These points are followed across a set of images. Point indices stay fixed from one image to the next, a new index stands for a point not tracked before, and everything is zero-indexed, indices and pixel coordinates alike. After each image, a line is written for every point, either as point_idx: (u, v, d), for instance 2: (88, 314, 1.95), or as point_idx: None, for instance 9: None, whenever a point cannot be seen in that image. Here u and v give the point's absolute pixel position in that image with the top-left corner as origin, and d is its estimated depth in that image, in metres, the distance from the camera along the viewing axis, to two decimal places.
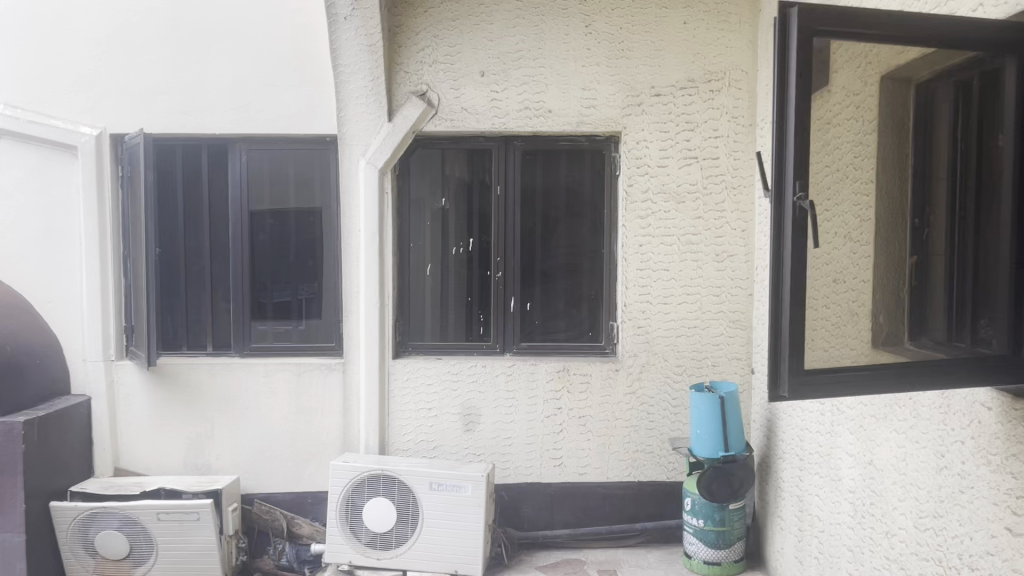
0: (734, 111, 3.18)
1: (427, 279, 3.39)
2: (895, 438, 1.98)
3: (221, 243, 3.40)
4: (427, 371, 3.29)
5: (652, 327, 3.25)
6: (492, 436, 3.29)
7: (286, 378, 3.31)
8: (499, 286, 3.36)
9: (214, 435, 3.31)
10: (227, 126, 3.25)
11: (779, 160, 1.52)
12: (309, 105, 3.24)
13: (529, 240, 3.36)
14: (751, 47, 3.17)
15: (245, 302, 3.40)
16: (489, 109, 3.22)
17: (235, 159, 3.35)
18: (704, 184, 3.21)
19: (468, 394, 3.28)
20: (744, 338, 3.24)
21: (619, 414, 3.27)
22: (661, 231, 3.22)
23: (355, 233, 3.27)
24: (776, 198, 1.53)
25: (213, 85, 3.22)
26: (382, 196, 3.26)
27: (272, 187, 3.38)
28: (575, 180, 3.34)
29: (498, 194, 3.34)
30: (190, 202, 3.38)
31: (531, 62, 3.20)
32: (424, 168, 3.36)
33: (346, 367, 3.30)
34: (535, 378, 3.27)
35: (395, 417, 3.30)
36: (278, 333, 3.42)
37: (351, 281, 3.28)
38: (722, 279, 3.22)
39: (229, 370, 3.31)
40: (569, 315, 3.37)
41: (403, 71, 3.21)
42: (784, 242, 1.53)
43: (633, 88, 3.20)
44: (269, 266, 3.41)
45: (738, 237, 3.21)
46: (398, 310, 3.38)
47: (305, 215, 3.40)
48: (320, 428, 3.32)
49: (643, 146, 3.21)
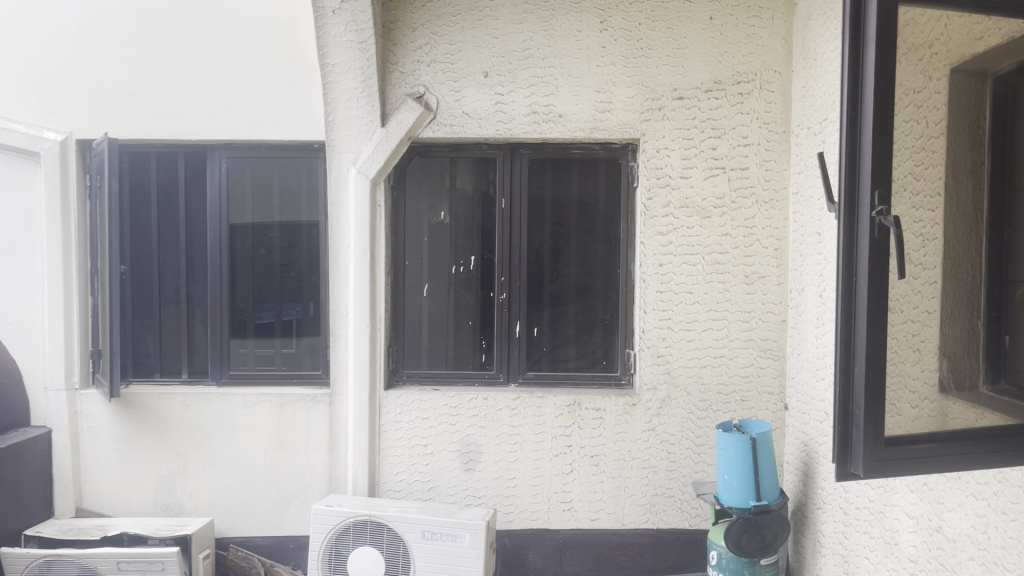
0: (766, 116, 2.86)
1: (424, 300, 3.07)
2: (972, 504, 1.64)
3: (198, 259, 3.10)
4: (422, 404, 2.96)
5: (673, 356, 2.91)
6: (494, 476, 2.96)
7: (267, 410, 3.00)
8: (503, 309, 3.03)
9: (187, 472, 3.00)
10: (203, 131, 2.96)
11: (853, 174, 1.39)
12: (295, 109, 2.95)
13: (536, 257, 3.03)
14: (785, 46, 2.85)
15: (223, 323, 3.09)
16: (493, 114, 2.90)
17: (214, 166, 3.06)
18: (732, 198, 2.87)
19: (467, 430, 2.96)
20: (776, 371, 2.89)
21: (636, 453, 2.93)
22: (684, 250, 2.89)
23: (344, 249, 2.96)
24: (850, 216, 1.39)
25: (189, 85, 2.94)
26: (374, 210, 2.94)
27: (253, 198, 3.08)
28: (588, 193, 3.02)
29: (503, 207, 3.02)
30: (165, 214, 3.09)
31: (540, 61, 2.88)
32: (422, 179, 3.05)
33: (332, 399, 2.98)
34: (542, 413, 2.94)
35: (386, 454, 2.98)
36: (259, 359, 3.11)
37: (338, 304, 2.97)
38: (752, 304, 2.88)
39: (206, 401, 3.00)
40: (581, 342, 3.04)
41: (398, 71, 2.90)
42: (858, 266, 1.39)
43: (653, 90, 2.87)
44: (250, 285, 3.11)
45: (770, 257, 2.87)
46: (391, 335, 3.06)
47: (291, 228, 3.10)
48: (305, 463, 3.01)
49: (664, 155, 2.88)
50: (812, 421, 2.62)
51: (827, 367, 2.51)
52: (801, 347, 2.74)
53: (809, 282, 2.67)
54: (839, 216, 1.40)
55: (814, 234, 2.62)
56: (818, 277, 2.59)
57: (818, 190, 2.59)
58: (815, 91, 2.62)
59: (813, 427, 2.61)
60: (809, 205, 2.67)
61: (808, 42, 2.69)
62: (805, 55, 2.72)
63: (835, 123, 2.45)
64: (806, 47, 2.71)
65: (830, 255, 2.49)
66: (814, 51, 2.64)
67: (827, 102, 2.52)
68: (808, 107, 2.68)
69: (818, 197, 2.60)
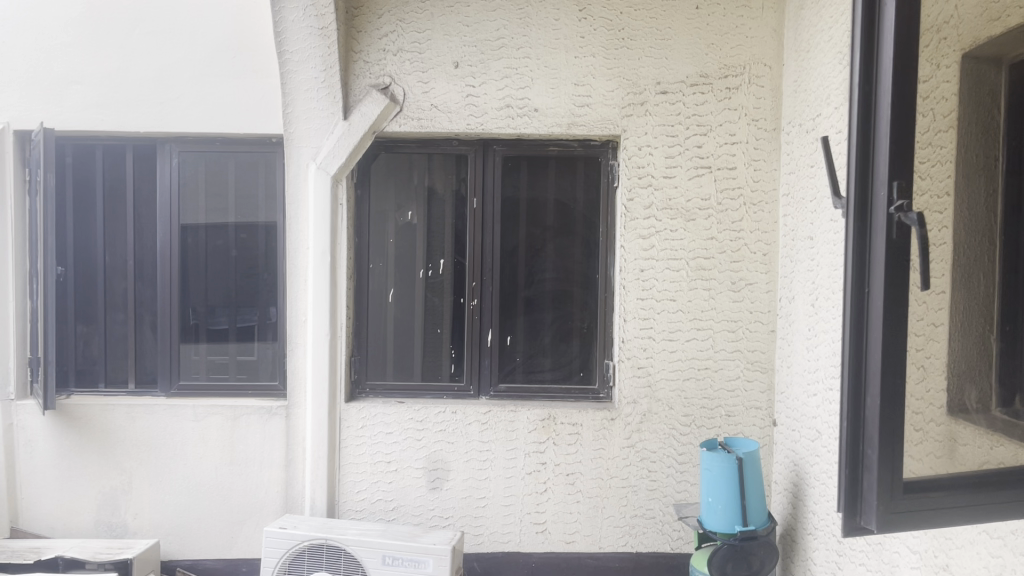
0: (755, 113, 2.68)
1: (389, 307, 2.87)
2: (986, 544, 1.45)
3: (148, 261, 2.89)
4: (385, 418, 2.76)
5: (655, 368, 2.72)
6: (462, 496, 2.76)
7: (219, 423, 2.80)
8: (474, 316, 2.84)
9: (132, 489, 2.79)
10: (151, 122, 2.76)
11: (866, 168, 1.21)
12: (250, 99, 2.75)
13: (511, 260, 2.84)
14: (776, 37, 2.67)
15: (172, 329, 2.88)
16: (464, 107, 2.71)
17: (165, 160, 2.85)
18: (717, 200, 2.69)
19: (434, 446, 2.76)
20: (764, 385, 2.71)
21: (614, 471, 2.74)
22: (667, 254, 2.70)
23: (303, 251, 2.76)
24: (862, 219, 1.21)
25: (136, 73, 2.73)
26: (335, 209, 2.74)
27: (207, 197, 2.88)
28: (566, 193, 2.83)
29: (474, 207, 2.83)
30: (112, 212, 2.88)
31: (514, 51, 2.70)
32: (387, 177, 2.85)
33: (289, 412, 2.78)
34: (514, 428, 2.75)
35: (347, 472, 2.77)
36: (212, 367, 2.90)
37: (296, 310, 2.76)
38: (738, 313, 2.70)
39: (152, 413, 2.79)
40: (557, 352, 2.85)
41: (362, 61, 2.70)
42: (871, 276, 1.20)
43: (635, 84, 2.69)
44: (204, 289, 2.90)
45: (759, 263, 2.69)
46: (353, 344, 2.86)
47: (247, 228, 2.89)
48: (259, 481, 2.80)
49: (646, 153, 2.70)
50: (803, 439, 2.44)
51: (819, 382, 2.33)
52: (791, 359, 2.56)
53: (799, 290, 2.49)
54: (848, 219, 1.22)
55: (805, 238, 2.44)
56: (809, 284, 2.40)
57: (810, 191, 2.41)
58: (808, 85, 2.44)
59: (803, 445, 2.43)
60: (800, 208, 2.49)
61: (801, 33, 2.51)
62: (797, 46, 2.54)
63: (829, 119, 2.27)
64: (798, 38, 2.53)
65: (822, 261, 2.31)
66: (806, 42, 2.46)
67: (821, 96, 2.34)
68: (800, 102, 2.50)
69: (809, 199, 2.42)
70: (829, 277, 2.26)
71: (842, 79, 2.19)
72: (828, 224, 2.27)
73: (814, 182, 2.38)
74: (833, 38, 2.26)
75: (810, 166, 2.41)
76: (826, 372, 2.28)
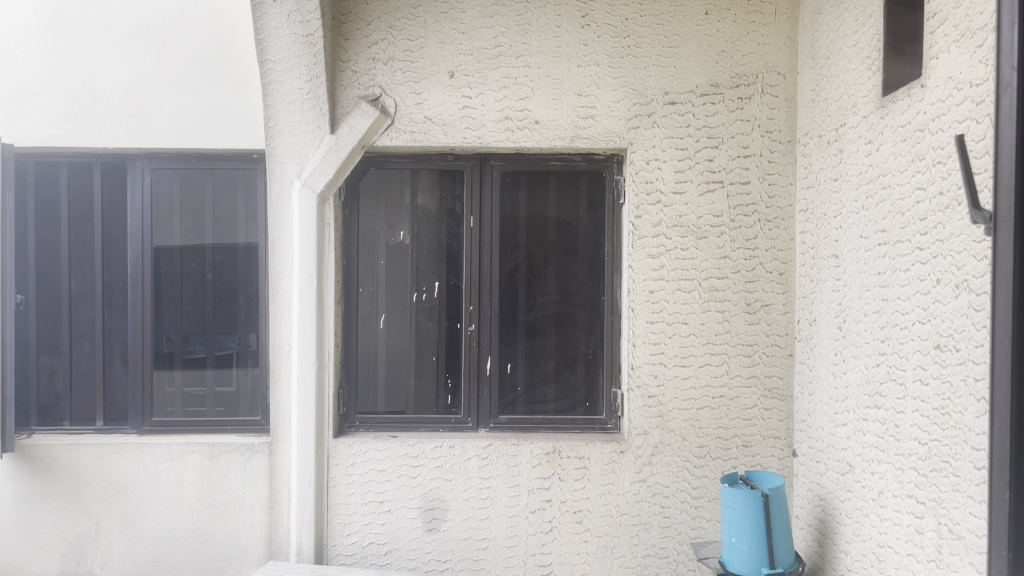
0: (769, 124, 2.53)
1: (380, 334, 2.67)
2: None
3: (118, 288, 2.68)
4: (377, 454, 2.56)
5: (666, 396, 2.55)
6: (461, 537, 2.56)
7: (196, 463, 2.58)
8: (472, 343, 2.65)
9: (99, 536, 2.56)
10: (122, 137, 2.55)
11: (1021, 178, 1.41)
12: (229, 112, 2.55)
13: (511, 282, 2.66)
14: (790, 44, 2.53)
15: (144, 361, 2.66)
16: (460, 120, 2.53)
17: (136, 178, 2.65)
18: (731, 216, 2.53)
19: (430, 483, 2.56)
20: (783, 413, 2.54)
21: (624, 508, 2.55)
22: (678, 275, 2.54)
23: (287, 274, 2.55)
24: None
25: (105, 84, 2.52)
26: (322, 229, 2.55)
27: (182, 217, 2.67)
28: (568, 210, 2.66)
29: (471, 226, 2.65)
30: (79, 234, 2.66)
31: (513, 60, 2.53)
32: (377, 195, 2.67)
33: (272, 449, 2.57)
34: (516, 463, 2.56)
35: (336, 513, 2.57)
36: (187, 400, 2.68)
37: (280, 339, 2.55)
38: (754, 336, 2.54)
39: (122, 452, 2.56)
40: (561, 380, 2.67)
41: (351, 70, 2.52)
42: None
43: (641, 94, 2.53)
44: (179, 315, 2.69)
45: (775, 282, 2.53)
46: (342, 375, 2.65)
47: (225, 251, 2.69)
48: (240, 525, 2.58)
49: (654, 167, 2.53)
50: (829, 472, 2.27)
51: (849, 412, 2.15)
52: (814, 386, 2.39)
53: (823, 312, 2.33)
54: (1009, 219, 1.43)
55: (828, 256, 2.29)
56: (835, 306, 2.24)
57: (833, 206, 2.25)
58: (828, 93, 2.29)
59: (830, 479, 2.26)
60: (821, 224, 2.34)
61: (818, 39, 2.37)
62: (814, 53, 2.40)
63: (856, 128, 2.11)
64: (815, 44, 2.38)
65: (851, 281, 2.13)
66: (826, 48, 2.31)
67: (845, 104, 2.18)
68: (819, 112, 2.36)
69: (832, 214, 2.26)
70: (858, 298, 2.09)
71: (871, 85, 2.03)
72: (857, 240, 2.10)
73: (838, 197, 2.22)
74: (859, 43, 2.11)
75: (834, 180, 2.25)
76: (858, 401, 2.09)
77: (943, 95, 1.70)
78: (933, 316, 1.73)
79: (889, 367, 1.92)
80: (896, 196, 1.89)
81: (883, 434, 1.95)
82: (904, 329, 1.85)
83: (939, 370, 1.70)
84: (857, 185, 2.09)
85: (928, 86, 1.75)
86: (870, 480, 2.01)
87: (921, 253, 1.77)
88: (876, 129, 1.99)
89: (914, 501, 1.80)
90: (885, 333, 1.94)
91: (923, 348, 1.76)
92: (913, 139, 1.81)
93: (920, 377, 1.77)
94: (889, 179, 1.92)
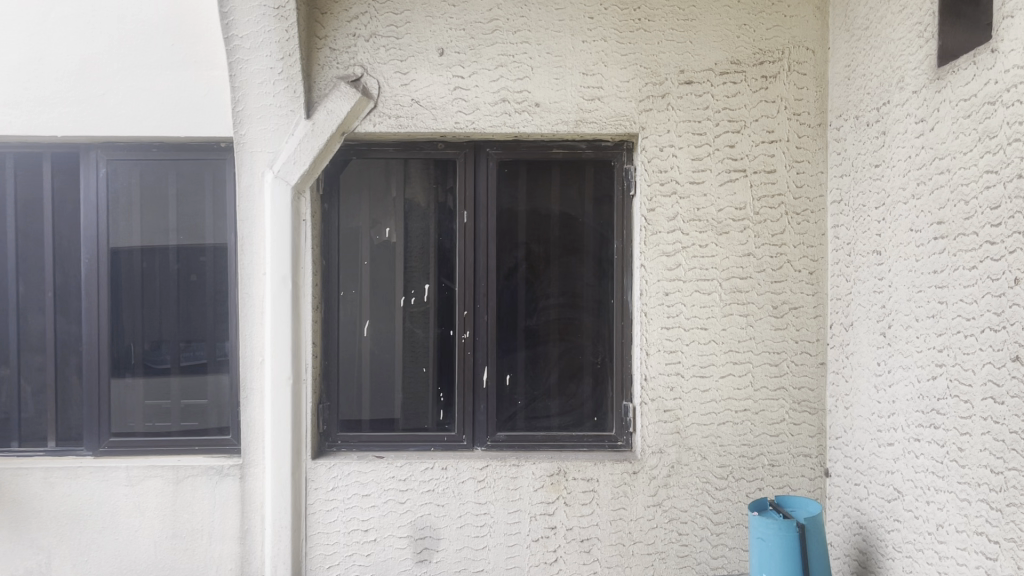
0: (797, 105, 2.27)
1: (363, 341, 2.40)
2: None
3: (71, 292, 2.41)
4: (361, 478, 2.29)
5: (683, 410, 2.28)
6: (456, 570, 2.30)
7: (159, 488, 2.30)
8: (466, 352, 2.38)
9: (50, 571, 2.29)
10: (72, 124, 2.28)
11: None
12: (193, 95, 2.28)
13: (509, 284, 2.39)
14: (820, 16, 2.26)
15: (101, 375, 2.39)
16: (451, 103, 2.26)
17: (91, 170, 2.38)
18: (755, 209, 2.27)
19: (420, 509, 2.29)
20: (814, 428, 2.28)
21: (638, 536, 2.28)
22: (696, 274, 2.27)
23: (259, 277, 2.28)
24: None
25: (53, 66, 2.24)
26: (298, 226, 2.28)
27: (143, 215, 2.40)
28: (572, 204, 2.39)
29: (464, 222, 2.38)
30: (27, 233, 2.39)
31: (510, 35, 2.26)
32: (360, 188, 2.40)
33: (243, 472, 2.29)
34: (517, 486, 2.29)
35: (315, 544, 2.30)
36: (149, 416, 2.41)
37: (251, 349, 2.28)
38: (781, 342, 2.27)
39: (74, 477, 2.29)
40: (565, 393, 2.40)
41: (328, 47, 2.25)
42: None
43: (654, 73, 2.26)
44: (139, 323, 2.42)
45: (804, 283, 2.27)
46: (321, 389, 2.38)
47: (191, 252, 2.42)
48: (208, 557, 2.31)
49: (668, 154, 2.27)
50: (871, 498, 2.01)
51: (896, 430, 1.88)
52: (851, 399, 2.13)
53: (861, 316, 2.06)
54: None
55: (869, 253, 2.02)
56: (877, 309, 1.98)
57: (875, 196, 1.98)
58: (866, 67, 2.03)
59: (873, 506, 1.99)
60: (859, 218, 2.08)
61: (854, 8, 2.10)
62: (849, 24, 2.13)
63: (902, 106, 1.85)
64: (851, 14, 2.12)
65: (898, 281, 1.86)
66: (864, 18, 2.05)
67: (889, 79, 1.91)
68: (855, 91, 2.09)
69: (873, 205, 2.00)
70: (907, 299, 1.83)
71: (924, 55, 1.76)
72: (905, 235, 1.83)
73: (880, 186, 1.96)
74: (907, 8, 1.84)
75: (875, 166, 1.98)
76: (907, 419, 1.82)
77: (1021, 60, 1.43)
78: (1010, 322, 1.46)
79: (949, 381, 1.66)
80: (958, 181, 1.62)
81: (941, 458, 1.68)
82: (969, 336, 1.58)
83: (1018, 386, 1.43)
84: (905, 171, 1.83)
85: (1001, 50, 1.49)
86: (926, 510, 1.74)
87: (992, 248, 1.51)
88: (930, 105, 1.73)
89: (985, 539, 1.53)
90: (944, 342, 1.67)
91: (997, 359, 1.50)
92: (980, 114, 1.55)
93: (991, 394, 1.51)
94: (948, 162, 1.66)
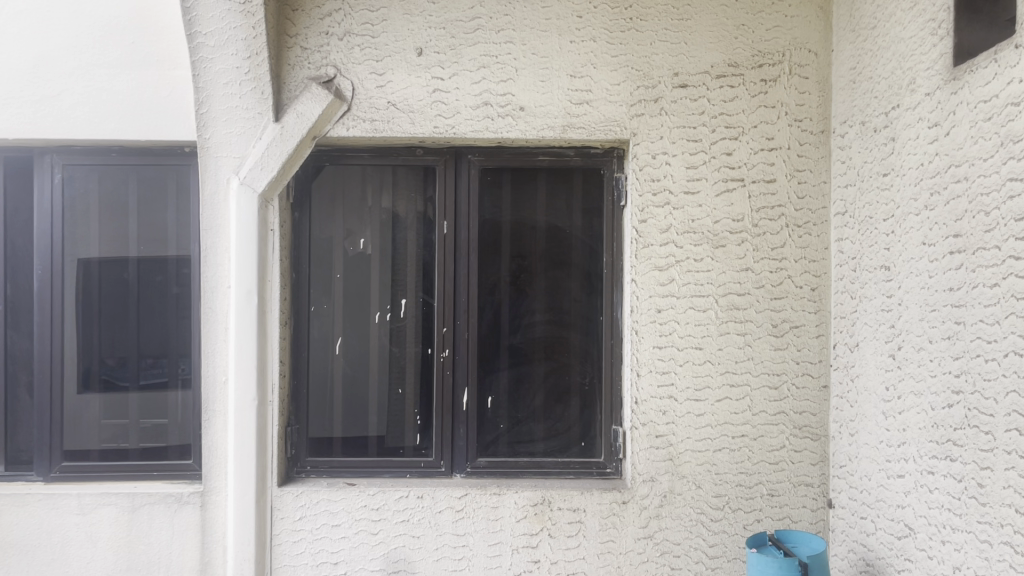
0: (798, 111, 2.13)
1: (335, 359, 2.25)
2: None
3: (23, 305, 2.25)
4: (330, 507, 2.14)
5: (677, 436, 2.13)
6: None
7: (113, 517, 2.14)
8: (445, 371, 2.23)
9: None
10: (24, 125, 2.13)
11: None
12: (154, 97, 2.14)
13: (491, 299, 2.24)
14: (822, 17, 2.13)
15: (54, 394, 2.23)
16: (430, 106, 2.12)
17: (46, 176, 2.23)
18: (753, 220, 2.12)
19: (394, 541, 2.14)
20: (816, 456, 2.13)
21: (627, 571, 2.13)
22: (690, 290, 2.12)
23: (223, 290, 2.13)
24: None
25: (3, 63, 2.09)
26: (265, 236, 2.13)
27: (102, 224, 2.25)
28: (559, 215, 2.25)
29: (444, 233, 2.24)
30: None
31: (493, 35, 2.12)
32: (333, 197, 2.25)
33: (204, 500, 2.13)
34: (498, 516, 2.14)
35: None
36: (106, 439, 2.25)
37: (214, 367, 2.12)
38: (781, 364, 2.13)
39: (21, 505, 2.13)
40: (550, 416, 2.25)
41: (299, 46, 2.11)
42: None
43: (646, 75, 2.12)
44: (96, 339, 2.26)
45: (805, 300, 2.12)
46: (290, 410, 2.22)
47: (152, 265, 2.27)
48: None
49: (661, 162, 2.12)
50: (879, 534, 1.85)
51: (906, 461, 1.73)
52: (856, 425, 1.98)
53: (867, 336, 1.92)
54: None
55: (876, 269, 1.88)
56: (885, 329, 1.83)
57: (883, 207, 1.84)
58: (874, 69, 1.89)
59: (881, 542, 1.84)
60: (864, 231, 1.94)
61: (860, 7, 1.97)
62: (854, 24, 2.00)
63: (913, 109, 1.71)
64: (857, 14, 1.99)
65: (909, 299, 1.72)
66: (870, 17, 1.91)
67: (898, 81, 1.78)
68: (861, 95, 1.95)
69: (880, 217, 1.86)
70: (919, 318, 1.68)
71: (938, 54, 1.62)
72: (916, 249, 1.69)
73: (888, 196, 1.81)
74: (918, 4, 1.70)
75: (883, 175, 1.84)
76: (919, 449, 1.68)
77: None
78: None
79: (967, 409, 1.51)
80: (977, 191, 1.48)
81: (959, 493, 1.53)
82: (991, 361, 1.44)
83: None
84: (917, 180, 1.69)
85: None
86: (941, 550, 1.59)
87: (1017, 263, 1.37)
88: (945, 108, 1.59)
89: None
90: (962, 366, 1.52)
91: None
92: (1002, 115, 1.41)
93: (1015, 425, 1.36)
94: (965, 169, 1.52)
